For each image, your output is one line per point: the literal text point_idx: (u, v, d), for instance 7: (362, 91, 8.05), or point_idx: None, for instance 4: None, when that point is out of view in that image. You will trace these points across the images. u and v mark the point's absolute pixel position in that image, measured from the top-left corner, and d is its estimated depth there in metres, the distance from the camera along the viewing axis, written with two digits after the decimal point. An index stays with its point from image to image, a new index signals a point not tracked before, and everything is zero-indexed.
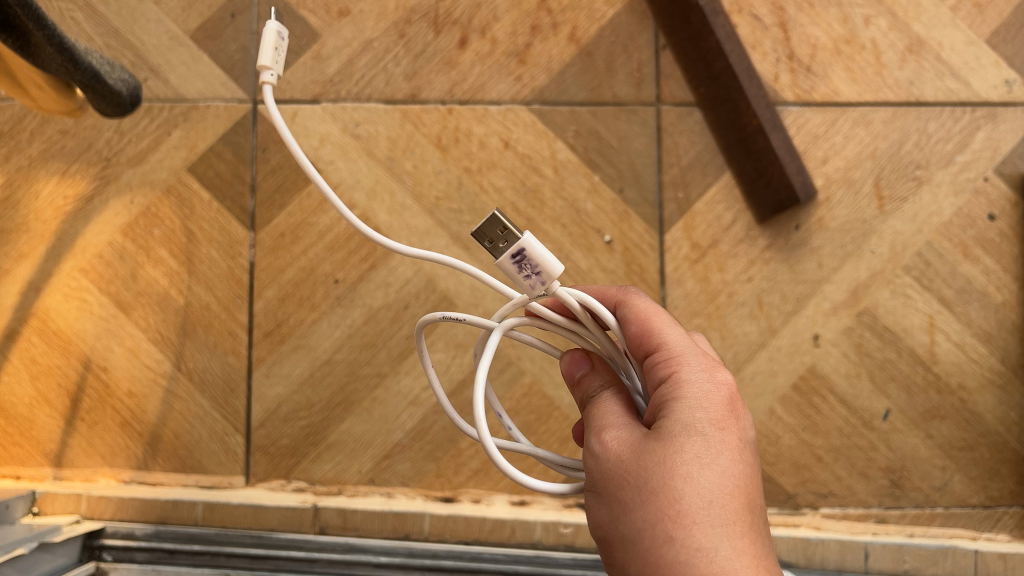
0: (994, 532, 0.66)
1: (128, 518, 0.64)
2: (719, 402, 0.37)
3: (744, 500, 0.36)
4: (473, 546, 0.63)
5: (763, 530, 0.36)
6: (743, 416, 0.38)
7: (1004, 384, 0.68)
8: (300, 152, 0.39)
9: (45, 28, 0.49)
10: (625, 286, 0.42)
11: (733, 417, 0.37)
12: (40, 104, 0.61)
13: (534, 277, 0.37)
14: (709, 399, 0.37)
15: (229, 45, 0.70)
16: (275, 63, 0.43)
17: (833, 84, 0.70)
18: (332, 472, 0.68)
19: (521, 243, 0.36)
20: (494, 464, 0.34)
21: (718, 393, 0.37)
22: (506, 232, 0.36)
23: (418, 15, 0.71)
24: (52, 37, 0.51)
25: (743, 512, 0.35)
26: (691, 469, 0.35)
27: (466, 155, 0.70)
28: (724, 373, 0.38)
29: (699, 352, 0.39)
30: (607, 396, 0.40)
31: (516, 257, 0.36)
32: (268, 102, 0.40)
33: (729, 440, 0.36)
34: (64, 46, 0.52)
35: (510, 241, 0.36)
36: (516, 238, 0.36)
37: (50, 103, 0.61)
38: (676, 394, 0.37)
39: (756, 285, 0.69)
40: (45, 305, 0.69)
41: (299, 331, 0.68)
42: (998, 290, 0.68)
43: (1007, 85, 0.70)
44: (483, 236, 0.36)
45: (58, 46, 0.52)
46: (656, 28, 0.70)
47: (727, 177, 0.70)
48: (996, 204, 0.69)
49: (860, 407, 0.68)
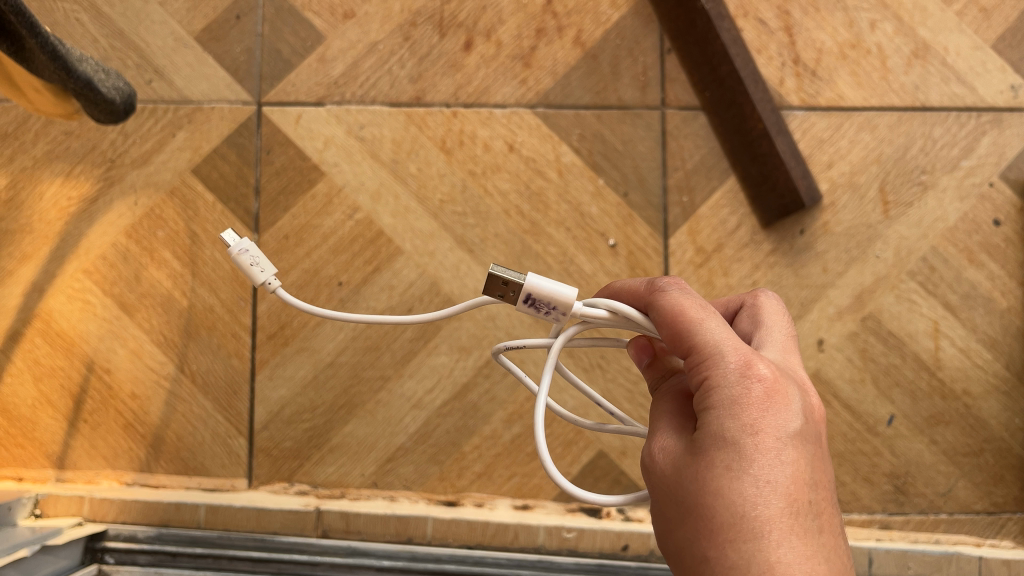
0: (998, 538, 0.66)
1: (130, 520, 0.64)
2: (751, 407, 0.35)
3: (786, 512, 0.34)
4: (475, 550, 0.63)
5: (817, 545, 0.34)
6: (784, 416, 0.35)
7: (1009, 389, 0.68)
8: (299, 301, 0.43)
9: (38, 36, 0.49)
10: (658, 280, 0.41)
11: (769, 418, 0.35)
12: (38, 107, 0.60)
13: (553, 310, 0.39)
14: (740, 404, 0.35)
15: (234, 47, 0.70)
16: (263, 269, 0.45)
17: (838, 89, 0.70)
18: (334, 475, 0.67)
19: (526, 289, 0.38)
20: (555, 484, 0.34)
21: (750, 394, 0.35)
22: (510, 283, 0.38)
23: (424, 17, 0.71)
24: (43, 44, 0.51)
25: (784, 525, 0.34)
26: (721, 484, 0.35)
27: (470, 158, 0.70)
28: (761, 371, 0.36)
29: (731, 350, 0.36)
30: (665, 391, 0.41)
31: (528, 301, 0.38)
32: (292, 302, 0.43)
33: (764, 446, 0.35)
34: (55, 53, 0.52)
35: (517, 289, 0.38)
36: (521, 286, 0.38)
37: (47, 106, 0.60)
38: (705, 404, 0.36)
39: (760, 290, 0.69)
40: (49, 306, 0.69)
41: (303, 333, 0.68)
42: (1003, 296, 0.68)
43: (1013, 90, 0.69)
44: (491, 294, 0.39)
45: (50, 54, 0.52)
46: (661, 31, 0.70)
47: (732, 181, 0.70)
48: (1001, 209, 0.69)
49: (864, 412, 0.68)
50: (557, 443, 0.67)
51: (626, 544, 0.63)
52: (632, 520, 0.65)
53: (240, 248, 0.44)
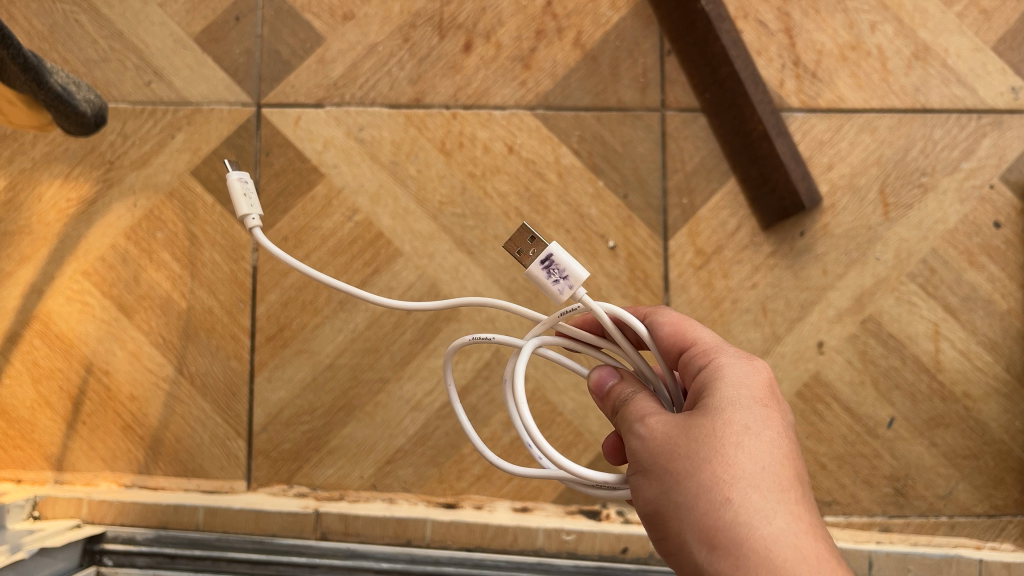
0: (998, 541, 0.66)
1: (128, 523, 0.64)
2: (761, 384, 0.41)
3: (793, 473, 0.38)
4: (474, 553, 0.63)
5: (811, 497, 0.38)
6: (782, 401, 0.41)
7: (1009, 392, 0.67)
8: (275, 245, 0.45)
9: (8, 45, 0.48)
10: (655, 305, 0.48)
11: (775, 397, 0.41)
12: (10, 118, 0.58)
13: (562, 281, 0.40)
14: (753, 378, 0.40)
15: (234, 48, 0.70)
16: (252, 207, 0.47)
17: (839, 91, 0.70)
18: (334, 477, 0.67)
19: (549, 249, 0.40)
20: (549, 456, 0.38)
21: (759, 373, 0.41)
22: (535, 241, 0.41)
23: (423, 19, 0.70)
24: (14, 54, 0.49)
25: (793, 483, 0.38)
26: (742, 439, 0.38)
27: (470, 160, 0.70)
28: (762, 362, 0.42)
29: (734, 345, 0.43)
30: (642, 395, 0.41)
31: (544, 262, 0.40)
32: (263, 241, 0.45)
33: (773, 415, 0.40)
34: (27, 64, 0.51)
35: (539, 249, 0.41)
36: (545, 246, 0.41)
37: (19, 119, 0.58)
38: (720, 375, 0.40)
39: (760, 292, 0.69)
40: (48, 307, 0.69)
41: (302, 335, 0.68)
42: (1003, 298, 0.68)
43: (1014, 92, 0.69)
44: (514, 248, 0.41)
45: (21, 65, 0.50)
46: (661, 33, 0.70)
47: (732, 183, 0.69)
48: (1001, 211, 0.69)
49: (864, 415, 0.68)
50: (556, 445, 0.67)
51: (625, 547, 0.62)
52: (632, 522, 0.66)
53: (238, 176, 0.46)
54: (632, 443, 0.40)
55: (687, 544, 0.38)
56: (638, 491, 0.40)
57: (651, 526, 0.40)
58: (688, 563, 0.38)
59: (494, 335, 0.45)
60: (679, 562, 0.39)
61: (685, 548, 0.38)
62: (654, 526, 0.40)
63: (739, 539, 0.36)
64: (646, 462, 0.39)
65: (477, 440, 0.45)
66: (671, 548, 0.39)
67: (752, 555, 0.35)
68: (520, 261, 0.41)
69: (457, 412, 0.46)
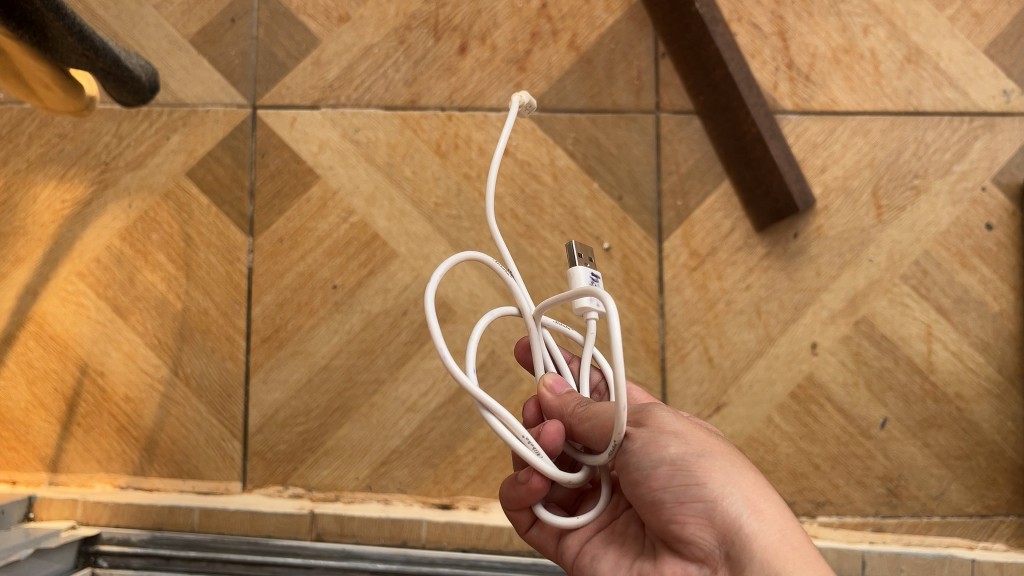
0: (991, 541, 0.66)
1: (124, 524, 0.64)
2: None
3: None
4: (469, 554, 0.63)
5: None
6: None
7: (1001, 393, 0.68)
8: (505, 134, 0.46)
9: (64, 17, 0.46)
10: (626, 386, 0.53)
11: None
12: (47, 105, 0.55)
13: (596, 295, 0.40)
14: None
15: (229, 50, 0.70)
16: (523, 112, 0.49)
17: (832, 93, 0.70)
18: (329, 478, 0.67)
19: (597, 272, 0.42)
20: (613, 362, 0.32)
21: None
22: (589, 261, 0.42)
23: (418, 21, 0.71)
24: (70, 26, 0.47)
25: None
26: None
27: (465, 162, 0.70)
28: None
29: None
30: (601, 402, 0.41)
31: (592, 277, 0.41)
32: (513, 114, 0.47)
33: None
34: (84, 34, 0.48)
35: (591, 267, 0.42)
36: (595, 271, 0.42)
37: (56, 102, 0.55)
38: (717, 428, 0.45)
39: (754, 293, 0.69)
40: (42, 309, 0.69)
41: (297, 336, 0.68)
42: (995, 300, 0.69)
43: (1005, 95, 0.70)
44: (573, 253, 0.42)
45: (78, 35, 0.48)
46: (656, 36, 0.70)
47: (725, 185, 0.70)
48: (994, 213, 0.69)
49: (858, 416, 0.68)
50: None
51: None
52: None
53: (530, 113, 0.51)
54: (659, 412, 0.40)
55: (724, 498, 0.37)
56: (669, 442, 0.38)
57: (672, 475, 0.38)
58: (719, 517, 0.37)
59: (515, 281, 0.41)
60: (704, 517, 0.37)
61: (720, 501, 0.37)
62: (677, 476, 0.38)
63: (783, 513, 0.37)
64: (680, 426, 0.39)
65: (434, 327, 0.37)
66: (699, 501, 0.37)
67: (793, 531, 0.37)
68: (570, 258, 0.41)
69: (428, 305, 0.38)
